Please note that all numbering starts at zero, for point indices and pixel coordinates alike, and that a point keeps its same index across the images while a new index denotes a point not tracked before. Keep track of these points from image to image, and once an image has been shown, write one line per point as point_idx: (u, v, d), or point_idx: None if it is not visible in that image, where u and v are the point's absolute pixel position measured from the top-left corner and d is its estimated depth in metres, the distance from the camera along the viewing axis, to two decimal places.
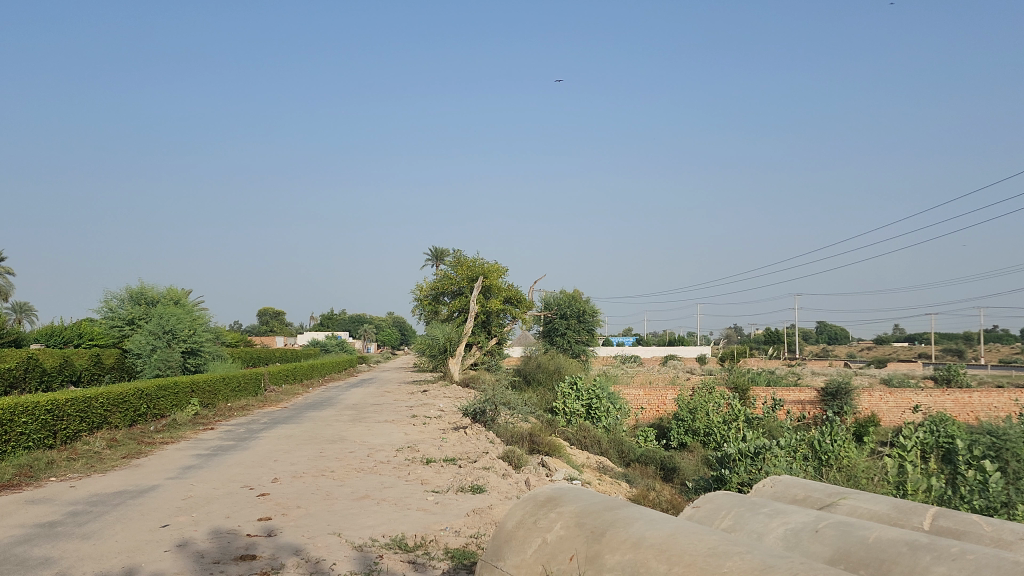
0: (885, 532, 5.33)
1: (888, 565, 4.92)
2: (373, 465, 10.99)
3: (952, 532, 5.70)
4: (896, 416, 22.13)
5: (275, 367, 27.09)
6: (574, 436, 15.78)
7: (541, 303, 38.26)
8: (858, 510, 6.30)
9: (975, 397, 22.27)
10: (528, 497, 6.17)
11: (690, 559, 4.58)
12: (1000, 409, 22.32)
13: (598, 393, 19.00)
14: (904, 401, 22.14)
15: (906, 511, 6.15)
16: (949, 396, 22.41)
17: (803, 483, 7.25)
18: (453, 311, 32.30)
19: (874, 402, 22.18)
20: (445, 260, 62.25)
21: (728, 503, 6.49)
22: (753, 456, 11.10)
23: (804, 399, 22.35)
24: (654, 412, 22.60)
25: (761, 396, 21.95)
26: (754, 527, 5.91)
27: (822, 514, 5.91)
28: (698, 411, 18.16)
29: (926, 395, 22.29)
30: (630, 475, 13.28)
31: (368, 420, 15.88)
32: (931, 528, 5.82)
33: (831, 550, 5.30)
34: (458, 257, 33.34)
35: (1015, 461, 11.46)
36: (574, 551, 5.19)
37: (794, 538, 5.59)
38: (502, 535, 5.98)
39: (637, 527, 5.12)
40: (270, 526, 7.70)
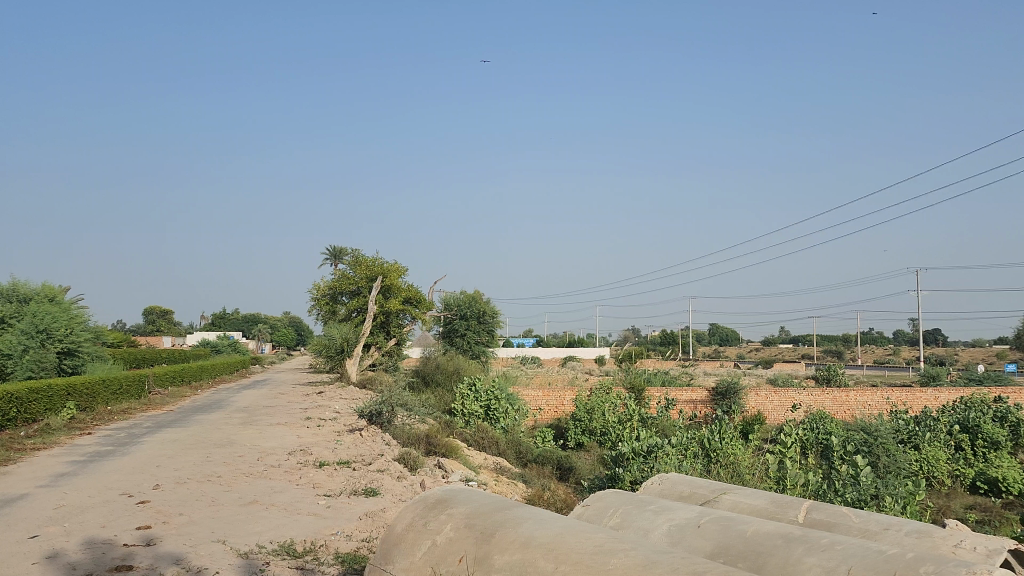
0: (762, 526, 5.56)
1: (764, 558, 5.15)
2: (263, 469, 10.68)
3: (824, 524, 6.00)
4: (780, 414, 23.13)
5: (161, 369, 26.00)
6: (472, 437, 15.78)
7: (442, 304, 38.13)
8: (738, 505, 6.55)
9: (852, 396, 23.52)
10: (419, 498, 6.13)
11: (577, 558, 4.64)
12: (874, 407, 23.64)
13: (497, 394, 19.07)
14: (787, 400, 23.17)
15: (783, 505, 6.43)
16: (828, 395, 23.58)
17: (689, 480, 7.47)
18: (351, 311, 31.79)
19: (761, 401, 23.12)
20: (343, 258, 61.20)
21: (616, 501, 6.62)
22: (646, 454, 11.34)
23: (695, 398, 23.08)
24: (552, 413, 22.87)
25: (655, 395, 22.53)
26: (641, 524, 6.05)
27: (704, 510, 6.11)
28: (594, 411, 18.48)
29: (807, 394, 23.39)
30: (526, 476, 13.39)
31: (258, 423, 15.43)
32: (804, 521, 6.11)
33: (712, 545, 5.50)
34: (357, 256, 32.87)
35: (884, 456, 12.15)
36: (463, 553, 5.19)
37: (678, 533, 5.75)
38: (391, 539, 5.91)
39: (526, 527, 5.15)
40: (150, 535, 7.38)
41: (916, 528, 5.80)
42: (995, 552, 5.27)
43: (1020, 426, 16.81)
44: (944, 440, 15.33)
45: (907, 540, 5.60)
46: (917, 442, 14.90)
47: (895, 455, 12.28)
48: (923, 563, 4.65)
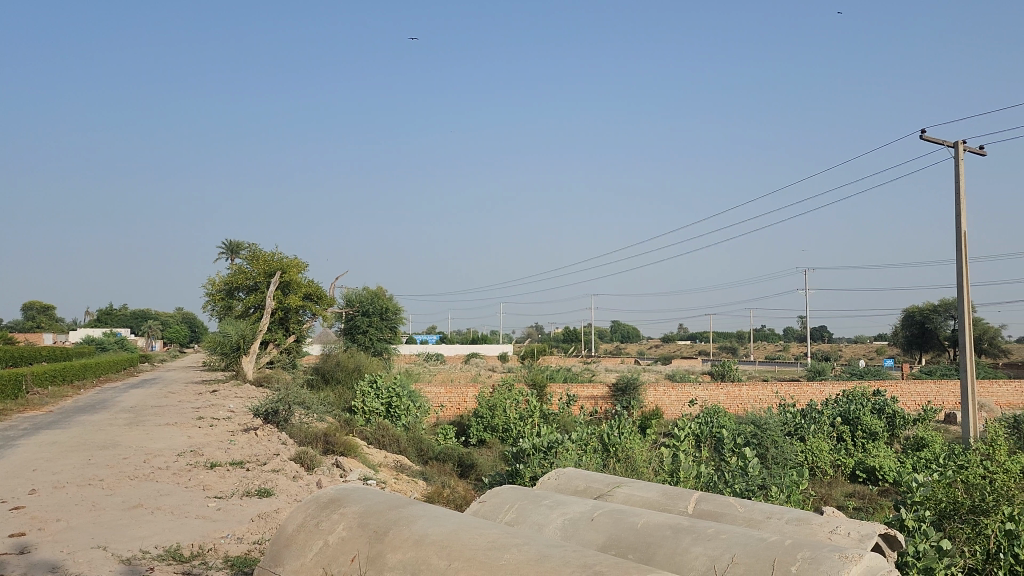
0: (652, 518, 5.70)
1: (653, 548, 5.29)
2: (149, 471, 10.24)
3: (711, 514, 6.20)
4: (677, 409, 23.80)
5: (40, 368, 24.61)
6: (372, 435, 15.59)
7: (344, 300, 37.48)
8: (631, 498, 6.70)
9: (745, 390, 24.42)
10: (311, 498, 6.01)
11: (470, 554, 4.64)
12: (764, 401, 24.62)
13: (398, 391, 18.91)
14: (683, 395, 23.86)
15: (673, 497, 6.62)
16: (722, 390, 24.42)
17: (584, 474, 7.59)
18: (248, 307, 30.90)
19: (659, 396, 23.74)
20: (239, 252, 59.43)
21: (512, 497, 6.66)
22: (546, 449, 11.41)
23: (596, 394, 23.51)
24: (455, 410, 22.84)
25: (556, 392, 22.82)
26: (536, 519, 6.12)
27: (598, 503, 6.22)
28: (497, 408, 18.55)
29: (702, 389, 24.15)
30: (427, 473, 13.32)
31: (146, 423, 14.81)
32: (693, 512, 6.30)
33: (604, 537, 5.61)
34: (255, 251, 31.95)
35: (773, 448, 12.65)
36: (355, 552, 5.12)
37: (572, 527, 5.84)
38: (281, 540, 5.78)
39: (420, 525, 5.12)
40: (23, 543, 6.97)
41: (796, 516, 6.07)
42: (866, 537, 5.59)
43: (896, 418, 17.84)
44: (828, 432, 16.11)
45: (788, 528, 5.85)
46: (802, 434, 15.60)
47: (782, 446, 12.81)
48: (800, 549, 4.89)
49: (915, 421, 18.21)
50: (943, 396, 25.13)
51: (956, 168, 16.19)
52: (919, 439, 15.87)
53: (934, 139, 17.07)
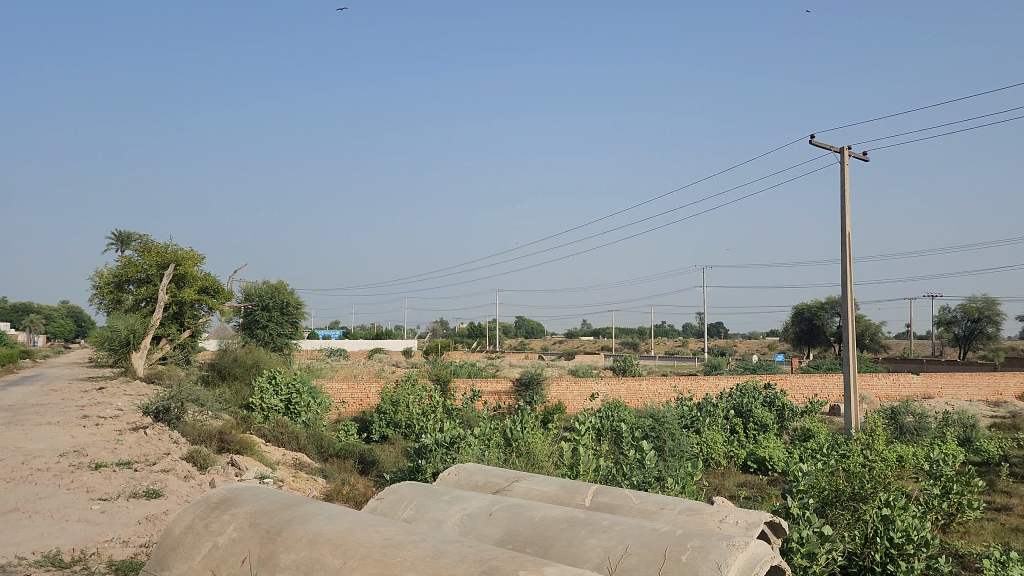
0: (549, 511, 5.77)
1: (550, 541, 5.35)
2: (27, 473, 9.68)
3: (608, 507, 6.32)
4: (579, 403, 24.17)
5: None
6: (271, 432, 15.20)
7: (242, 293, 36.41)
8: (530, 492, 6.77)
9: (644, 385, 25.03)
10: (200, 498, 5.81)
11: (365, 551, 4.58)
12: (663, 395, 25.29)
13: (298, 387, 18.52)
14: (585, 389, 24.26)
15: (572, 490, 6.71)
16: (623, 384, 24.96)
17: (484, 469, 7.61)
18: (139, 300, 29.64)
19: (561, 391, 24.05)
20: (130, 243, 56.96)
21: (411, 493, 6.63)
22: (448, 445, 11.34)
23: (500, 389, 23.65)
24: (357, 406, 22.54)
25: (461, 387, 22.82)
26: (434, 515, 6.11)
27: (496, 498, 6.25)
28: (400, 404, 18.40)
29: (604, 384, 24.62)
30: (327, 470, 13.08)
31: (26, 422, 13.99)
32: (590, 504, 6.40)
33: (502, 532, 5.64)
34: (146, 242, 30.65)
35: (670, 441, 13.00)
36: (246, 554, 4.98)
37: (470, 523, 5.85)
38: (168, 543, 5.57)
39: (315, 524, 5.02)
40: None
41: (688, 506, 6.26)
42: (753, 525, 5.83)
43: (785, 410, 18.65)
44: (722, 424, 16.69)
45: (680, 518, 6.02)
46: (698, 426, 16.11)
47: (678, 439, 13.17)
48: (691, 539, 5.05)
49: (802, 413, 19.08)
50: (828, 389, 26.44)
51: (842, 173, 17.00)
52: (805, 429, 16.65)
53: (822, 145, 17.86)
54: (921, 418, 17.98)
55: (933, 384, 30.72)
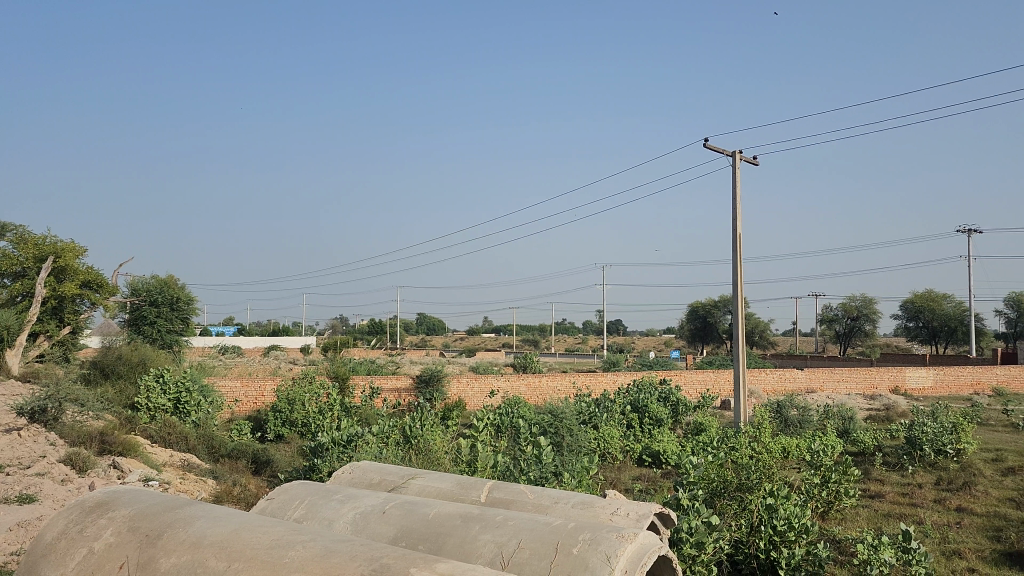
0: (443, 508, 5.75)
1: (443, 538, 5.34)
2: None
3: (502, 502, 6.35)
4: (479, 400, 24.24)
5: None
6: (158, 433, 14.59)
7: (129, 288, 34.81)
8: (425, 489, 6.73)
9: (544, 381, 25.33)
10: (74, 503, 5.52)
11: (250, 554, 4.45)
12: (562, 391, 25.67)
13: (188, 385, 17.86)
14: (485, 386, 24.37)
15: (467, 487, 6.71)
16: (523, 381, 25.17)
17: (379, 467, 7.54)
18: (14, 295, 27.94)
19: (462, 387, 24.06)
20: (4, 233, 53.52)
21: (302, 493, 6.50)
22: (346, 443, 11.17)
23: (400, 386, 23.49)
24: (251, 404, 21.93)
25: (359, 385, 22.53)
26: (325, 514, 6.00)
27: (390, 496, 6.19)
28: (296, 402, 18.00)
29: (504, 380, 24.77)
30: (218, 472, 12.67)
31: None
32: (485, 500, 6.42)
33: (395, 530, 5.59)
34: (22, 234, 28.88)
35: (568, 436, 13.18)
36: (124, 559, 4.76)
37: (362, 521, 5.78)
38: (38, 550, 5.27)
39: (198, 526, 4.84)
40: None
41: (581, 499, 6.36)
42: (643, 516, 5.98)
43: (679, 405, 19.22)
44: (619, 419, 17.04)
45: (573, 512, 6.11)
46: (595, 422, 16.41)
47: (577, 434, 13.37)
48: (582, 532, 5.14)
49: (695, 408, 19.71)
50: (719, 384, 27.43)
51: (734, 177, 17.62)
52: (697, 423, 17.22)
53: (716, 148, 18.48)
54: (804, 411, 18.88)
55: (816, 378, 32.31)
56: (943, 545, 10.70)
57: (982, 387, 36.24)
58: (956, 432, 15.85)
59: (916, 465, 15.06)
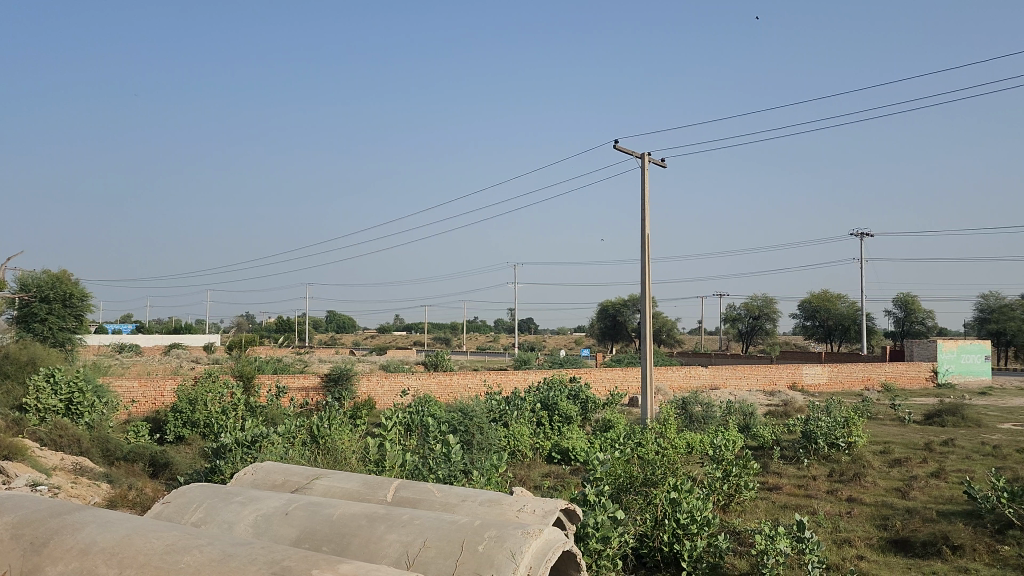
0: (348, 508, 5.67)
1: (348, 539, 5.27)
2: None
3: (409, 501, 6.31)
4: (389, 399, 24.03)
5: None
6: (47, 435, 13.87)
7: (17, 284, 33.05)
8: (331, 489, 6.63)
9: (455, 379, 25.29)
10: None
11: (143, 559, 4.28)
12: (472, 389, 25.71)
13: (81, 385, 17.07)
14: (396, 384, 24.16)
15: (374, 486, 6.64)
16: (434, 379, 25.06)
17: (283, 467, 7.39)
18: None
19: (371, 386, 23.77)
20: None
21: (201, 496, 6.31)
22: (250, 444, 10.88)
23: (307, 385, 23.06)
24: (150, 405, 21.13)
25: (265, 384, 22.01)
26: (225, 517, 5.85)
27: (294, 496, 6.06)
28: (197, 402, 17.45)
29: (415, 378, 24.61)
30: (112, 475, 12.14)
31: None
32: (392, 499, 6.36)
33: (298, 531, 5.48)
34: None
35: (478, 434, 13.20)
36: (6, 568, 4.52)
37: (264, 524, 5.65)
38: None
39: (88, 532, 4.64)
40: None
41: (489, 497, 6.38)
42: (549, 512, 6.06)
43: (588, 402, 19.51)
44: (529, 417, 17.17)
45: (480, 509, 6.12)
46: (506, 420, 16.48)
47: (487, 431, 13.39)
48: (488, 529, 5.15)
49: (604, 405, 20.07)
50: (627, 381, 27.98)
51: (642, 178, 17.98)
52: (605, 420, 17.53)
53: (625, 149, 18.82)
54: (708, 407, 19.46)
55: (719, 375, 33.33)
56: (834, 533, 11.23)
57: (873, 382, 38.15)
58: (847, 426, 16.66)
59: (811, 458, 15.74)
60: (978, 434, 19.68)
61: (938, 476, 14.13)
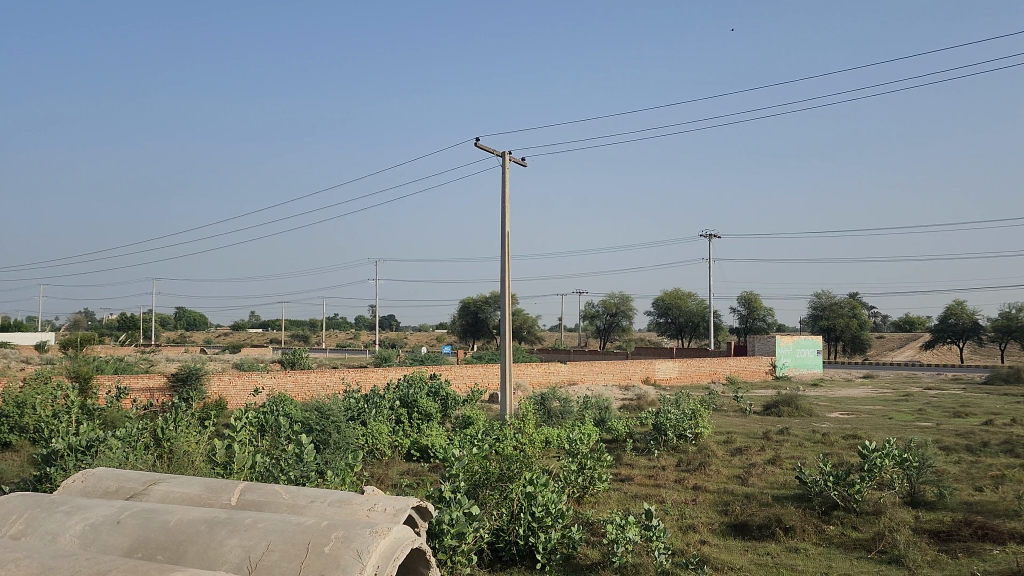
0: (187, 513, 5.42)
1: (185, 546, 5.04)
2: None
3: (255, 504, 6.10)
4: (242, 398, 23.16)
5: None
6: None
7: None
8: (170, 495, 6.32)
9: (313, 377, 24.71)
10: None
11: None
12: (330, 388, 25.19)
13: None
14: (250, 383, 23.32)
15: (217, 490, 6.37)
16: (290, 377, 24.36)
17: (118, 474, 6.97)
18: None
19: (223, 386, 22.84)
20: None
21: (22, 506, 5.85)
22: (84, 449, 10.23)
23: (152, 386, 21.86)
24: None
25: (105, 385, 20.70)
26: (48, 529, 5.45)
27: (127, 504, 5.73)
28: (27, 405, 16.18)
29: (269, 377, 23.83)
30: None
31: None
32: (236, 503, 6.14)
33: (130, 540, 5.19)
34: None
35: (335, 433, 12.94)
36: None
37: (92, 534, 5.30)
38: None
39: None
40: None
41: (339, 497, 6.26)
42: (400, 510, 6.02)
43: (448, 399, 19.57)
44: (388, 415, 17.01)
45: (329, 510, 6.00)
46: (364, 418, 16.25)
47: (344, 430, 13.14)
48: (335, 530, 5.06)
49: (464, 401, 20.18)
50: (487, 378, 28.28)
51: (503, 177, 18.19)
52: (464, 416, 17.64)
53: (485, 148, 18.93)
54: (565, 401, 19.97)
55: (577, 371, 34.20)
56: (680, 520, 11.77)
57: (718, 376, 40.40)
58: (694, 418, 17.52)
59: (661, 449, 16.44)
60: (809, 423, 21.19)
61: (774, 463, 15.12)
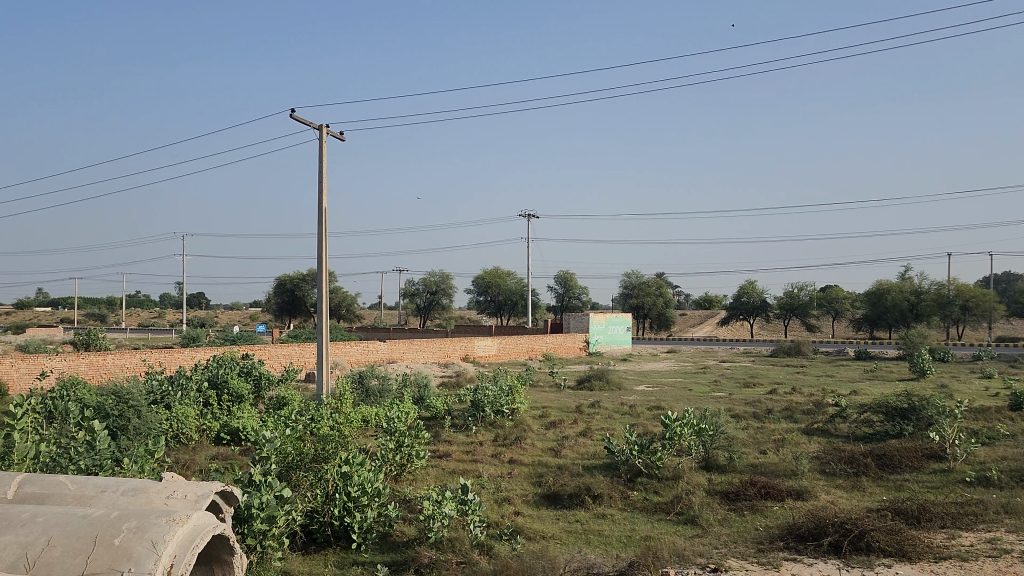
0: None
1: None
2: None
3: (36, 497, 5.59)
4: (26, 383, 21.15)
5: None
6: None
7: None
8: None
9: (110, 359, 22.97)
10: None
11: None
12: (130, 369, 23.53)
13: None
14: (36, 366, 21.35)
15: None
16: (83, 359, 22.49)
17: None
18: None
19: (3, 369, 20.76)
20: None
21: None
22: None
23: None
24: None
25: None
26: None
27: None
28: None
29: (59, 359, 21.91)
30: None
31: None
32: (14, 497, 5.61)
33: None
34: None
35: (135, 419, 12.11)
36: None
37: None
38: None
39: None
40: None
41: (132, 486, 5.83)
42: (201, 497, 5.71)
43: (262, 380, 18.88)
44: (195, 397, 16.14)
45: (121, 500, 5.59)
46: (168, 402, 15.33)
47: (146, 415, 12.35)
48: (126, 520, 4.72)
49: (278, 381, 19.51)
50: (303, 357, 27.56)
51: (320, 150, 17.65)
52: (279, 397, 17.07)
53: (301, 120, 18.23)
54: (383, 380, 19.82)
55: (396, 350, 33.98)
56: (496, 493, 12.05)
57: (535, 352, 41.64)
58: (509, 394, 17.96)
59: (479, 425, 16.71)
60: (617, 396, 22.37)
61: (584, 434, 15.84)
